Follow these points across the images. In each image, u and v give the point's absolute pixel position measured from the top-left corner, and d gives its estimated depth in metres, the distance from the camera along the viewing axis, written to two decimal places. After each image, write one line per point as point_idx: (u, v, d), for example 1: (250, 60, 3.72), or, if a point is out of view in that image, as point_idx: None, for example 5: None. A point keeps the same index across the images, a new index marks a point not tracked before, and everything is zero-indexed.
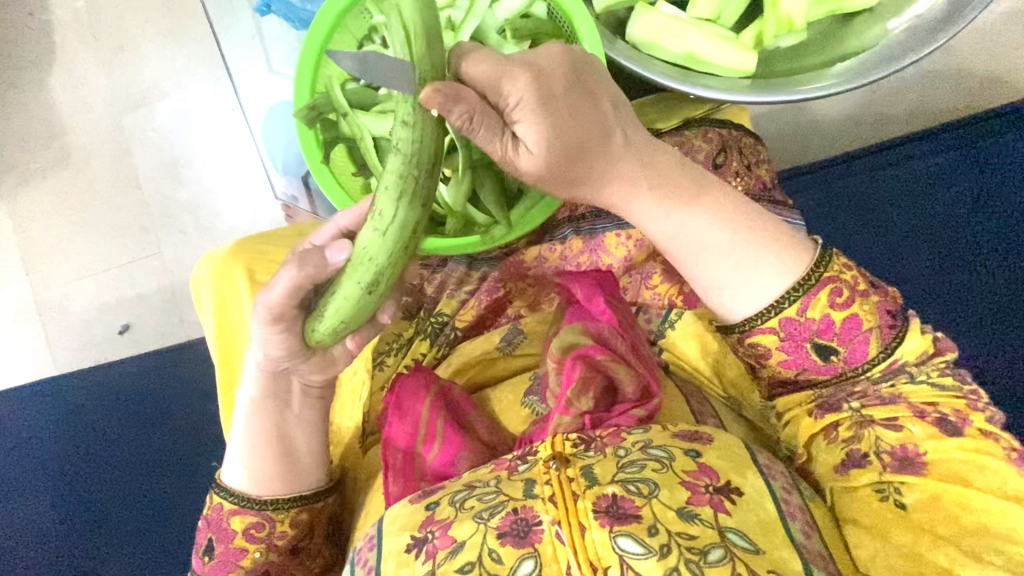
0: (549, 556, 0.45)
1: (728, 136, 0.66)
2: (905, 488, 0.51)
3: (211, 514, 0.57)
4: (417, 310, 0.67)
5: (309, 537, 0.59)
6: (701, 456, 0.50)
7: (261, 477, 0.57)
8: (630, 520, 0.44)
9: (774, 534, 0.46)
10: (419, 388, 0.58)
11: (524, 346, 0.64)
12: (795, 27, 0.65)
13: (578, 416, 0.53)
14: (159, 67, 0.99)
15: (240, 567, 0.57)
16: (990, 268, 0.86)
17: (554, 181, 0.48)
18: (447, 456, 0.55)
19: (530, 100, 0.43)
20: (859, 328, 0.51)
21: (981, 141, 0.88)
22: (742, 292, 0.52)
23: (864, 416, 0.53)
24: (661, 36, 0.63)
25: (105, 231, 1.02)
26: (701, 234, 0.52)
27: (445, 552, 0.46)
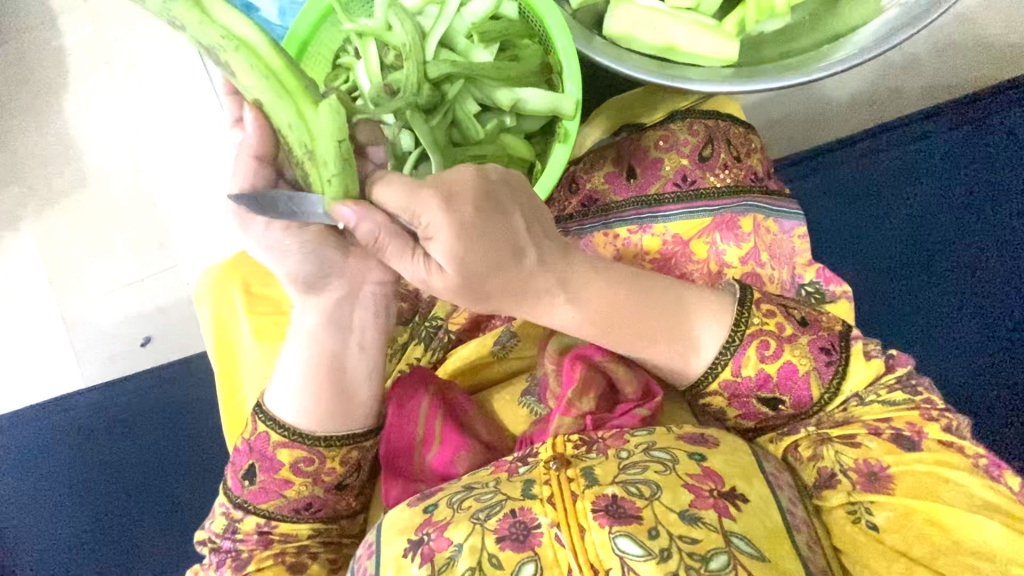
0: (550, 559, 0.45)
1: (714, 128, 0.68)
2: (875, 508, 0.52)
3: (256, 441, 0.57)
4: (412, 316, 0.68)
5: (355, 474, 0.60)
6: (705, 460, 0.50)
7: (313, 411, 0.56)
8: (631, 521, 0.44)
9: (780, 541, 0.46)
10: (417, 389, 0.59)
11: (518, 349, 0.64)
12: (777, 10, 0.63)
13: (580, 417, 0.54)
14: (164, 84, 1.06)
15: (283, 496, 0.58)
16: (992, 260, 0.87)
17: (471, 298, 0.49)
18: (446, 456, 0.57)
19: (443, 225, 0.45)
20: (796, 373, 0.54)
21: (984, 124, 0.89)
22: (682, 362, 0.54)
23: (822, 434, 0.55)
24: (638, 28, 0.62)
25: (127, 244, 1.09)
26: (624, 332, 0.54)
27: (443, 556, 0.46)
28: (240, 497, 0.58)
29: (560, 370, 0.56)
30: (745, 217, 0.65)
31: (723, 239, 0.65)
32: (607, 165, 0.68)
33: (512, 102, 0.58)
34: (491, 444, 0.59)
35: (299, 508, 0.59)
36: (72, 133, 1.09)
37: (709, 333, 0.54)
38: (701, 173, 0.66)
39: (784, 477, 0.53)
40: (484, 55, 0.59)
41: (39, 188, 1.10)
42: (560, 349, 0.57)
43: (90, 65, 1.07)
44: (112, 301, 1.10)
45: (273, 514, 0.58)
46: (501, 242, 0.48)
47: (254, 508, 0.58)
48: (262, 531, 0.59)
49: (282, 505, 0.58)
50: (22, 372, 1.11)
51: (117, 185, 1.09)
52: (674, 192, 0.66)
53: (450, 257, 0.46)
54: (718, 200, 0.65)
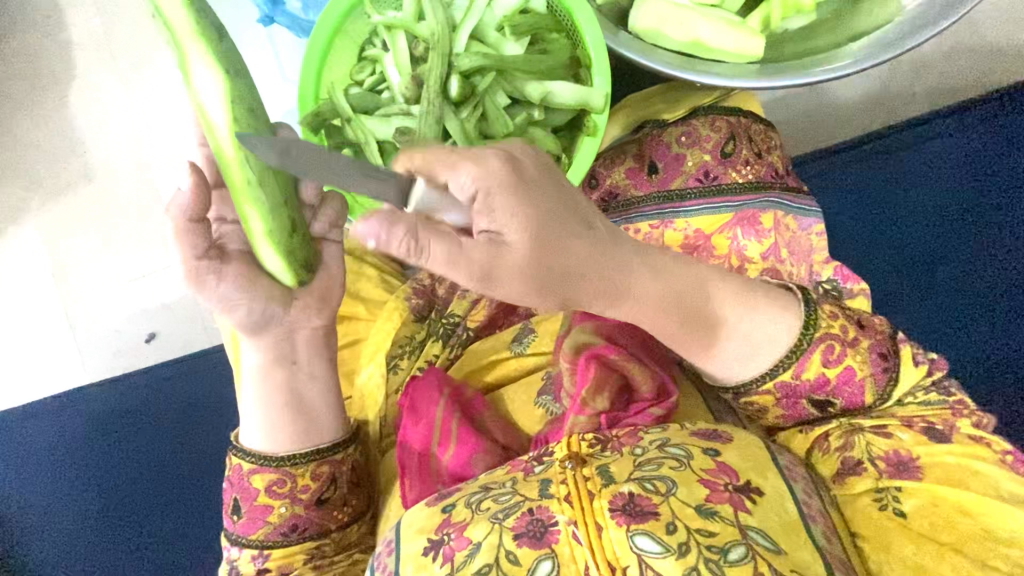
0: (567, 557, 0.45)
1: (736, 124, 0.68)
2: (903, 494, 0.53)
3: (232, 474, 0.58)
4: (428, 312, 0.69)
5: (332, 488, 0.60)
6: (720, 455, 0.50)
7: (279, 434, 0.58)
8: (648, 518, 0.45)
9: (796, 534, 0.47)
10: (433, 393, 0.60)
11: (537, 345, 0.65)
12: (805, 6, 0.64)
13: (594, 416, 0.54)
14: (172, 78, 1.06)
15: (267, 523, 0.58)
16: (1003, 254, 0.88)
17: (544, 277, 0.44)
18: (461, 457, 0.57)
19: (501, 182, 0.42)
20: (853, 377, 0.54)
21: (1000, 121, 0.89)
22: (744, 364, 0.53)
23: (853, 425, 0.55)
24: (665, 24, 0.62)
25: (136, 241, 1.09)
26: (695, 333, 0.52)
27: (461, 554, 0.46)
28: (234, 534, 0.59)
29: (575, 370, 0.56)
30: (767, 211, 0.66)
31: (745, 235, 0.66)
32: (626, 161, 0.69)
33: (542, 95, 0.58)
34: (507, 446, 0.59)
35: (286, 531, 0.59)
36: (79, 130, 1.08)
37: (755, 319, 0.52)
38: (724, 168, 0.66)
39: (801, 473, 0.53)
40: (515, 48, 0.59)
41: (46, 184, 1.10)
42: (574, 348, 0.57)
43: (98, 59, 1.07)
44: (120, 297, 1.10)
45: (265, 543, 0.58)
46: (566, 207, 0.45)
47: (246, 541, 0.58)
48: (260, 566, 0.59)
49: (270, 532, 0.58)
50: (28, 370, 1.11)
51: (125, 182, 1.09)
52: (698, 186, 0.66)
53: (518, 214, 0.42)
54: (741, 194, 0.66)
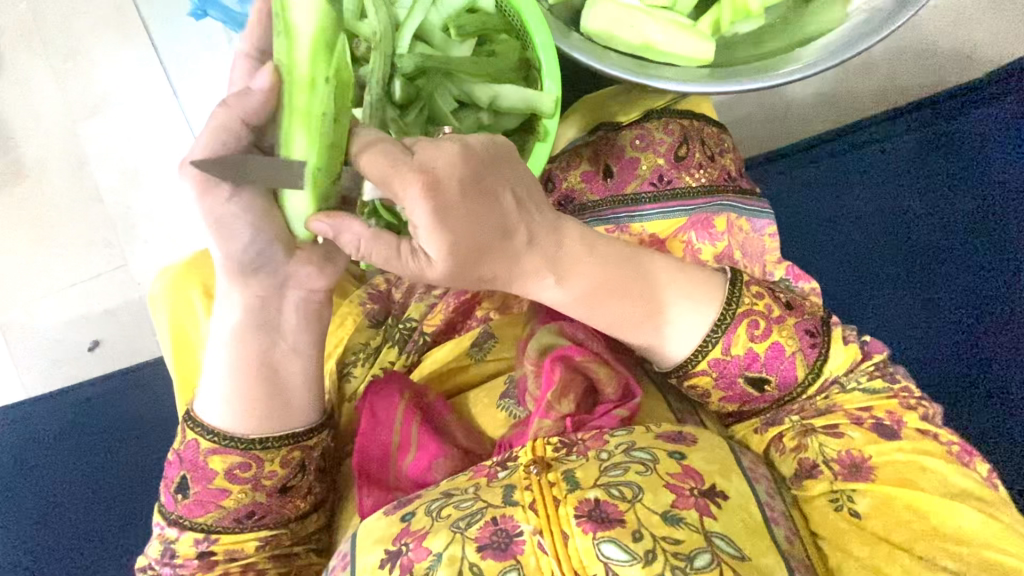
0: (533, 568, 0.44)
1: (690, 128, 0.68)
2: (857, 496, 0.54)
3: (184, 451, 0.53)
4: (386, 318, 0.67)
5: (299, 476, 0.56)
6: (685, 458, 0.49)
7: (244, 411, 0.53)
8: (615, 525, 0.44)
9: (760, 538, 0.46)
10: (394, 391, 0.58)
11: (497, 351, 0.64)
12: (752, 12, 0.64)
13: (559, 420, 0.53)
14: (110, 70, 0.99)
15: (221, 507, 0.54)
16: (954, 250, 0.90)
17: (463, 281, 0.47)
18: (424, 462, 0.55)
19: (423, 212, 0.42)
20: (782, 356, 0.54)
21: (941, 122, 0.92)
22: (675, 336, 0.54)
23: (805, 425, 0.56)
24: (616, 27, 0.62)
25: (71, 243, 1.02)
26: (617, 311, 0.53)
27: (420, 566, 0.45)
28: (174, 512, 0.54)
29: (541, 372, 0.55)
30: (719, 216, 0.66)
31: (698, 238, 0.67)
32: (582, 164, 0.68)
33: (490, 98, 0.58)
34: (471, 450, 0.57)
35: (240, 517, 0.55)
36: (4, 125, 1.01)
37: (631, 297, 0.54)
38: (677, 173, 0.66)
39: (764, 473, 0.53)
40: (461, 50, 0.59)
41: None
42: (540, 351, 0.56)
43: (25, 48, 1.00)
44: (53, 303, 1.03)
45: (212, 528, 0.55)
46: (485, 222, 0.45)
47: (190, 523, 0.54)
48: (202, 550, 0.55)
49: (222, 518, 0.54)
50: None
51: (57, 181, 1.02)
52: (653, 191, 0.66)
53: (439, 246, 0.44)
54: (693, 199, 0.66)
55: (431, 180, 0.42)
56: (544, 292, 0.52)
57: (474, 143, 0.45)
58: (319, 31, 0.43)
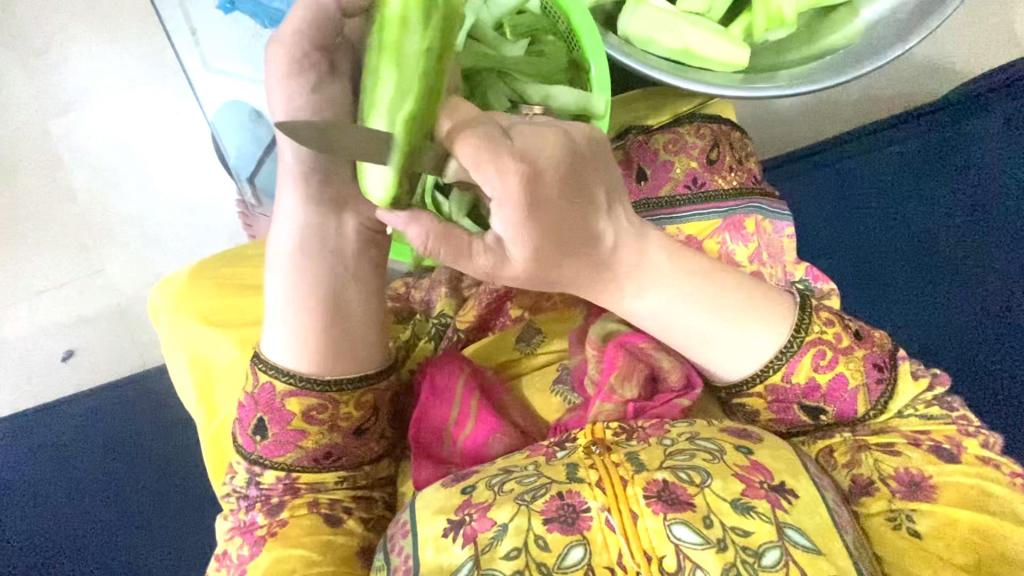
0: (599, 544, 0.44)
1: (719, 132, 0.69)
2: (918, 516, 0.53)
3: (262, 394, 0.54)
4: (410, 315, 0.65)
5: (374, 419, 0.57)
6: (752, 452, 0.49)
7: (304, 349, 0.54)
8: (685, 508, 0.44)
9: (831, 537, 0.45)
10: (455, 366, 0.58)
11: (547, 344, 0.63)
12: (787, 18, 0.67)
13: (621, 404, 0.53)
14: (134, 44, 1.00)
15: (300, 447, 0.54)
16: (969, 260, 0.89)
17: (537, 284, 0.48)
18: (480, 437, 0.56)
19: (511, 203, 0.42)
20: (846, 385, 0.54)
21: (952, 128, 0.92)
22: (742, 352, 0.53)
23: (860, 442, 0.55)
24: (656, 31, 0.64)
25: (92, 220, 1.01)
26: (682, 315, 0.53)
27: (485, 536, 0.45)
28: (252, 453, 0.55)
29: (602, 357, 0.55)
30: (750, 217, 0.66)
31: (732, 240, 0.66)
32: None
33: (542, 98, 0.58)
34: (526, 431, 0.58)
35: (319, 457, 0.55)
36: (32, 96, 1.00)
37: (689, 300, 0.52)
38: (711, 175, 0.67)
39: (827, 480, 0.52)
40: (515, 49, 0.59)
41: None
42: (601, 337, 0.57)
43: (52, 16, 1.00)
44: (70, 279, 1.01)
45: (292, 467, 0.55)
46: (571, 217, 0.45)
47: (272, 462, 0.54)
48: (285, 486, 0.55)
49: (302, 457, 0.55)
50: None
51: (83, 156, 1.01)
52: (687, 194, 0.66)
53: (523, 247, 0.44)
54: (727, 201, 0.66)
55: (532, 173, 0.42)
56: (615, 296, 0.52)
57: (576, 138, 0.45)
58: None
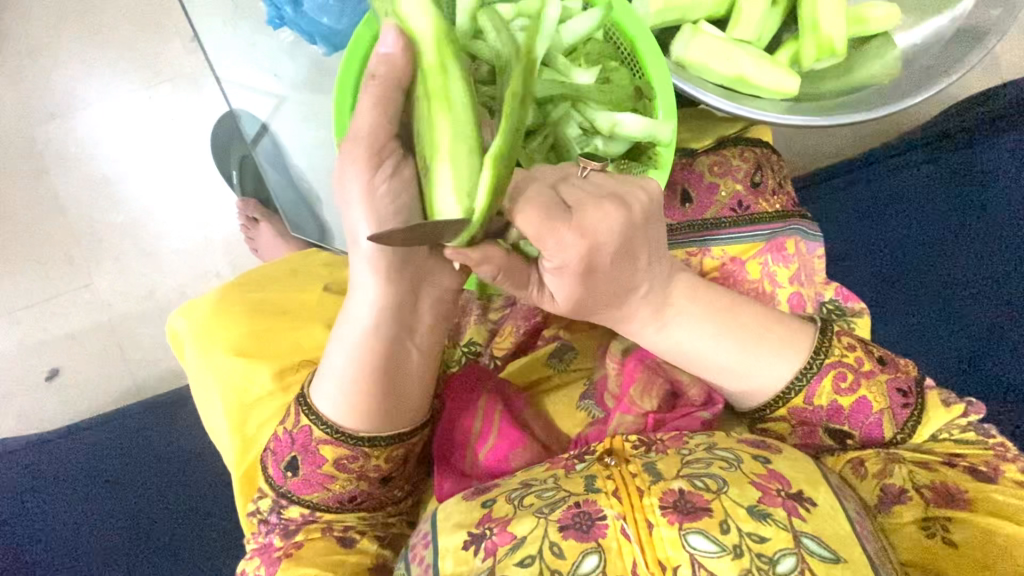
0: (614, 551, 0.44)
1: (761, 155, 0.71)
2: (952, 525, 0.52)
3: (297, 433, 0.55)
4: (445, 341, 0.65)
5: (398, 471, 0.58)
6: (771, 462, 0.49)
7: (353, 407, 0.54)
8: (701, 515, 0.44)
9: (852, 546, 0.45)
10: (473, 384, 0.60)
11: (575, 361, 0.65)
12: (836, 49, 0.68)
13: (641, 416, 0.55)
14: (147, 62, 1.03)
15: (327, 488, 0.56)
16: (1000, 281, 0.82)
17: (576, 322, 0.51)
18: (500, 452, 0.57)
19: (572, 270, 0.46)
20: (869, 411, 0.54)
21: (955, 148, 0.89)
22: (757, 373, 0.53)
23: (893, 454, 0.55)
24: (712, 58, 0.66)
25: (104, 237, 1.04)
26: (709, 350, 0.53)
27: (505, 548, 0.46)
28: (283, 487, 0.57)
29: (622, 371, 0.57)
30: (791, 239, 0.68)
31: (774, 260, 0.67)
32: None
33: (611, 125, 0.59)
34: (548, 446, 0.60)
35: (342, 499, 0.57)
36: (47, 104, 1.03)
37: (718, 340, 0.53)
38: (754, 199, 0.68)
39: (849, 493, 0.51)
40: (585, 76, 0.59)
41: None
42: (622, 351, 0.58)
43: (66, 36, 1.02)
44: (85, 291, 1.03)
45: (316, 504, 0.57)
46: (618, 276, 0.48)
47: (297, 497, 0.57)
48: (308, 518, 0.58)
49: (326, 497, 0.57)
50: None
51: (98, 166, 1.04)
52: (732, 216, 0.67)
53: (566, 294, 0.48)
54: (771, 223, 0.67)
55: (593, 243, 0.45)
56: (649, 335, 0.54)
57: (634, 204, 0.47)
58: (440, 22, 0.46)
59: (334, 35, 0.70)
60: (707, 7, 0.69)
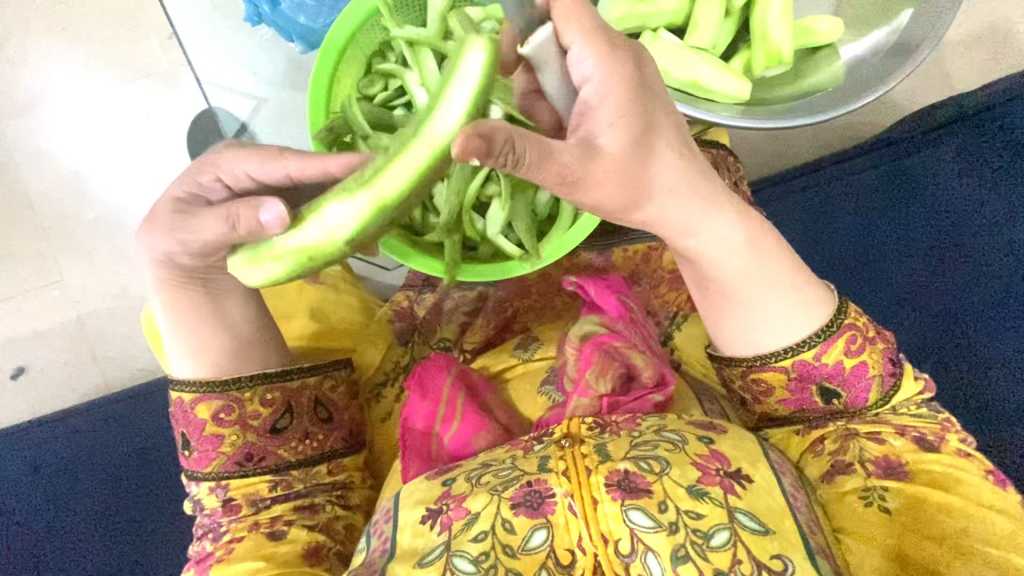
0: (561, 526, 0.47)
1: (718, 157, 0.74)
2: (889, 494, 0.54)
3: (176, 409, 0.60)
4: (412, 335, 0.74)
5: (288, 416, 0.61)
6: (714, 442, 0.52)
7: (206, 360, 0.60)
8: (642, 495, 0.46)
9: (783, 519, 0.48)
10: (441, 368, 0.63)
11: (540, 351, 0.67)
12: (785, 59, 0.71)
13: (597, 399, 0.57)
14: (117, 53, 1.03)
15: (221, 453, 0.59)
16: (942, 275, 0.89)
17: (631, 202, 0.50)
18: (464, 434, 0.60)
19: (620, 103, 0.45)
20: (865, 374, 0.56)
21: (910, 155, 0.93)
22: (790, 303, 0.55)
23: (848, 429, 0.58)
24: (670, 63, 0.68)
25: (77, 230, 1.04)
26: (746, 254, 0.55)
27: (460, 524, 0.49)
28: (190, 470, 0.60)
29: (579, 356, 0.60)
30: None
31: None
32: None
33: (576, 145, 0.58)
34: (510, 430, 0.62)
35: (240, 461, 0.60)
36: (15, 101, 1.03)
37: (748, 248, 0.55)
38: None
39: (788, 468, 0.54)
40: None
41: None
42: (580, 337, 0.61)
43: (39, 30, 1.03)
44: (56, 286, 1.04)
45: (221, 475, 0.59)
46: (671, 121, 0.50)
47: (202, 474, 0.59)
48: (221, 496, 0.60)
49: (225, 463, 0.59)
50: None
51: (67, 161, 1.04)
52: None
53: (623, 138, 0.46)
54: None
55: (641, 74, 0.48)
56: (717, 224, 0.54)
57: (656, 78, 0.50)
58: (317, 249, 0.45)
59: (312, 33, 0.71)
60: (668, 14, 0.70)
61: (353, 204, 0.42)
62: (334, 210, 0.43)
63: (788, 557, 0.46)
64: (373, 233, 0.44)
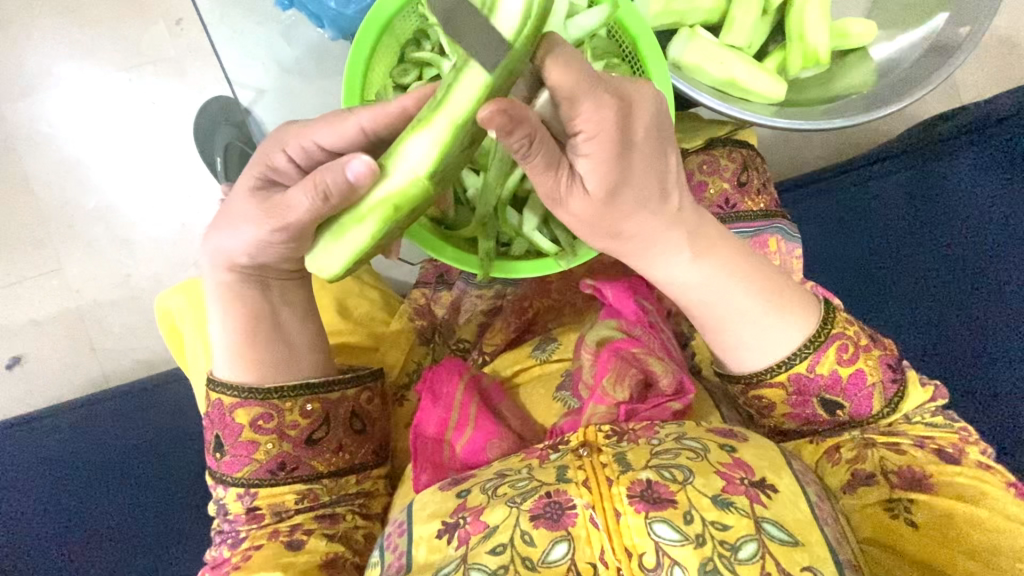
0: (583, 539, 0.46)
1: (748, 157, 0.73)
2: (915, 506, 0.54)
3: (214, 410, 0.58)
4: (432, 334, 0.73)
5: (324, 427, 0.59)
6: (736, 451, 0.50)
7: (248, 363, 0.57)
8: (666, 506, 0.45)
9: (809, 530, 0.47)
10: (452, 373, 0.62)
11: (558, 351, 0.66)
12: (822, 60, 0.70)
13: (613, 406, 0.55)
14: (126, 43, 1.01)
15: (254, 460, 0.57)
16: (961, 281, 0.88)
17: (594, 232, 0.50)
18: (476, 443, 0.58)
19: (601, 144, 0.44)
20: (863, 383, 0.55)
21: (926, 163, 0.92)
22: (766, 330, 0.54)
23: (866, 439, 0.56)
24: (706, 61, 0.67)
25: (76, 221, 1.03)
26: (719, 283, 0.53)
27: (478, 537, 0.47)
28: (219, 473, 0.58)
29: (596, 362, 0.58)
30: (772, 236, 0.69)
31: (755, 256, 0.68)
32: None
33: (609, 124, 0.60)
34: (523, 436, 0.61)
35: (273, 469, 0.58)
36: (14, 81, 1.01)
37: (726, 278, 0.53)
38: (741, 197, 0.70)
39: (811, 477, 0.53)
40: None
41: None
42: (596, 342, 0.59)
43: (45, 16, 1.00)
44: (54, 276, 1.03)
45: (251, 483, 0.58)
46: (653, 171, 0.48)
47: (233, 479, 0.57)
48: (247, 505, 0.58)
49: (257, 470, 0.57)
50: None
51: (69, 146, 1.02)
52: (721, 213, 0.69)
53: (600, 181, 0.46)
54: (753, 221, 0.69)
55: (625, 106, 0.44)
56: (681, 260, 0.52)
57: (647, 106, 0.45)
58: (402, 195, 0.44)
59: (343, 19, 0.69)
60: (705, 11, 0.69)
61: (433, 131, 0.43)
62: (414, 145, 0.43)
63: (816, 569, 0.45)
64: (452, 158, 0.44)
